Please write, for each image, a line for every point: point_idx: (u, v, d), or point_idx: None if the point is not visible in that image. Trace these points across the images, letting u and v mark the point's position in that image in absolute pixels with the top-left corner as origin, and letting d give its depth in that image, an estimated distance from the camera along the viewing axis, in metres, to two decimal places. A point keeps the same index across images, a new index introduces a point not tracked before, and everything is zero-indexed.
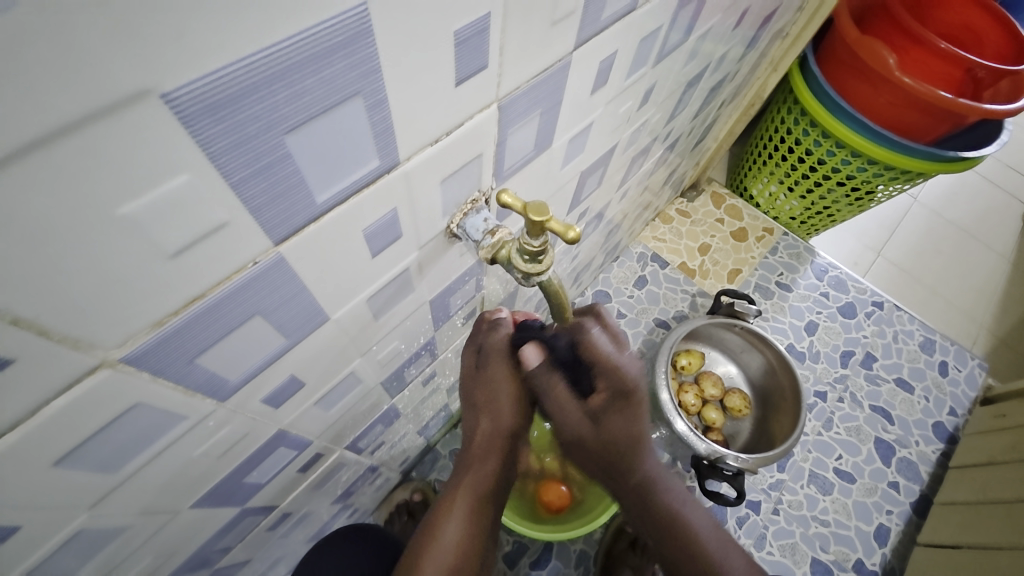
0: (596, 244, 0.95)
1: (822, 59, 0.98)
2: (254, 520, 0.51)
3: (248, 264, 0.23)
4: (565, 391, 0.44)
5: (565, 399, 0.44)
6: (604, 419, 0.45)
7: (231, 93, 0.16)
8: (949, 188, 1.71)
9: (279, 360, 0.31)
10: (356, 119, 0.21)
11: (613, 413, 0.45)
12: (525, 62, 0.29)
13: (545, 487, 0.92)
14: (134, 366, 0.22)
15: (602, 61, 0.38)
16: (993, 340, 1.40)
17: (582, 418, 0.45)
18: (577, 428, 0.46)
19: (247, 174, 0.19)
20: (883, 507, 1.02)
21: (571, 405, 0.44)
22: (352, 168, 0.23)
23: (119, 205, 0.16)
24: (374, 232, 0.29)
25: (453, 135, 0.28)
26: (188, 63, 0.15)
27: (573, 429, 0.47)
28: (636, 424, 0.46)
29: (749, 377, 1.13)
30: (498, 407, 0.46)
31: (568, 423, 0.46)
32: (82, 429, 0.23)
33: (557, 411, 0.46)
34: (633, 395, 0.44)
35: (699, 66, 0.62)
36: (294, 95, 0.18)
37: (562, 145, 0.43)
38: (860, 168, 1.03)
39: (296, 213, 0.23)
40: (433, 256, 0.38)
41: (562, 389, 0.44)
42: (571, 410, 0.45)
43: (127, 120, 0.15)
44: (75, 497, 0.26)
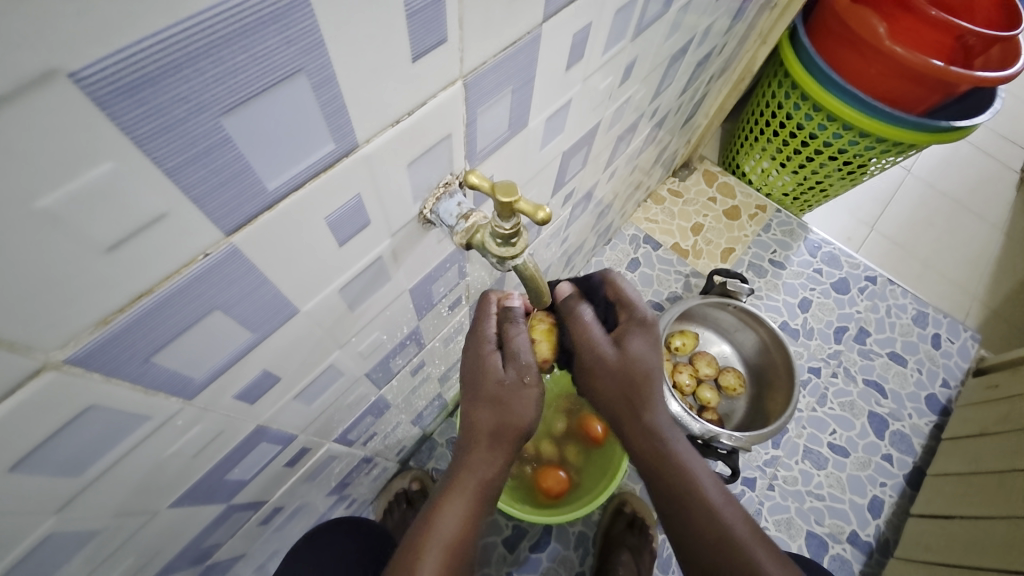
0: (586, 227, 0.93)
1: (811, 30, 0.96)
2: (243, 515, 0.51)
3: (198, 257, 0.22)
4: (591, 318, 0.50)
5: (591, 324, 0.50)
6: (628, 341, 0.49)
7: (150, 71, 0.15)
8: (942, 159, 1.70)
9: (248, 356, 0.30)
10: (302, 99, 0.20)
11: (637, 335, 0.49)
12: (489, 35, 0.28)
13: (542, 474, 0.92)
14: (82, 367, 0.21)
15: (575, 35, 0.36)
16: (986, 311, 1.41)
17: (605, 342, 0.49)
18: (600, 351, 0.49)
19: (182, 160, 0.18)
20: (877, 480, 1.03)
21: (598, 332, 0.49)
22: (303, 151, 0.22)
23: (36, 197, 0.15)
24: (338, 219, 0.28)
25: (416, 115, 0.27)
26: (92, 40, 0.13)
27: (596, 360, 0.49)
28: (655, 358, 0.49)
29: (743, 355, 1.13)
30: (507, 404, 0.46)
31: (593, 354, 0.49)
32: (35, 435, 0.22)
33: (580, 336, 0.50)
34: (652, 323, 0.50)
35: (682, 40, 0.61)
36: (226, 73, 0.17)
37: (540, 125, 0.42)
38: (852, 141, 1.01)
39: (246, 201, 0.22)
40: (409, 243, 0.37)
41: (588, 313, 0.50)
42: (597, 337, 0.49)
43: (33, 106, 0.14)
44: (38, 502, 0.26)
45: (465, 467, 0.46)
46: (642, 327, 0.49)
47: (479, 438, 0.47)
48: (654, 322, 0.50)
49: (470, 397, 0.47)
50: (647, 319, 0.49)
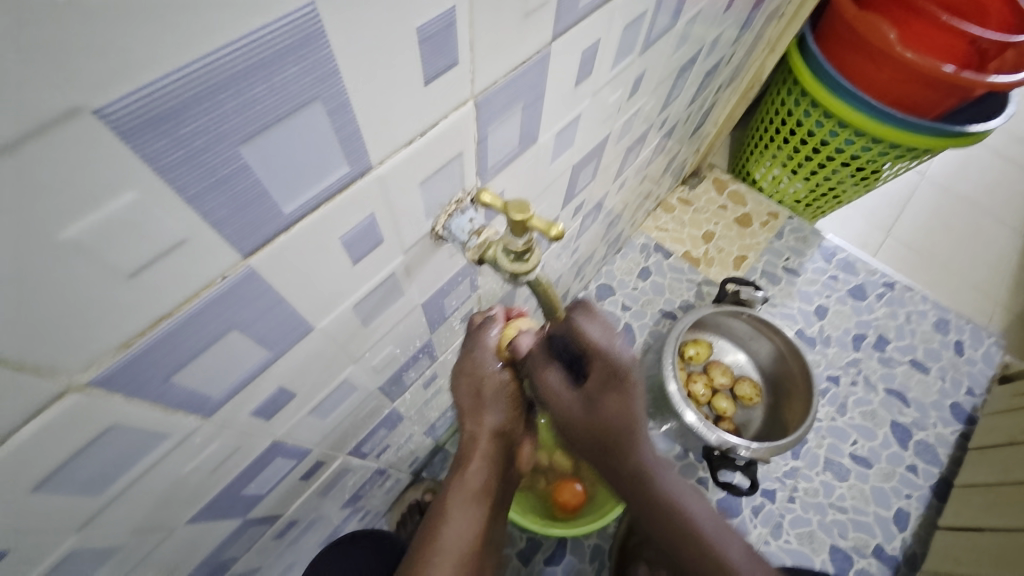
0: (597, 236, 0.93)
1: (821, 37, 0.95)
2: (259, 529, 0.51)
3: (215, 280, 0.22)
4: (559, 380, 0.43)
5: (560, 389, 0.43)
6: (600, 403, 0.42)
7: (172, 106, 0.16)
8: (959, 163, 1.67)
9: (263, 373, 0.31)
10: (318, 125, 0.21)
11: (609, 394, 0.42)
12: (499, 55, 0.28)
13: (558, 487, 0.91)
14: (105, 388, 0.22)
15: (584, 51, 0.37)
16: (1010, 317, 1.37)
17: (572, 398, 0.43)
18: (568, 409, 0.44)
19: (203, 188, 0.18)
20: (902, 492, 1.01)
21: (566, 394, 0.43)
22: (318, 175, 0.23)
23: (63, 228, 0.16)
24: (352, 239, 0.28)
25: (428, 135, 0.27)
26: (119, 78, 0.14)
27: (567, 417, 0.44)
28: (634, 409, 0.43)
29: (759, 364, 1.11)
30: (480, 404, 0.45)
31: (560, 411, 0.44)
32: (60, 454, 0.22)
33: (550, 400, 0.44)
34: (628, 376, 0.42)
35: (690, 51, 0.61)
36: (243, 105, 0.18)
37: (549, 139, 0.42)
38: (866, 146, 1.00)
39: (263, 225, 0.22)
40: (421, 259, 0.38)
41: (554, 376, 0.43)
42: (565, 397, 0.44)
43: (63, 143, 0.14)
44: (61, 520, 0.26)
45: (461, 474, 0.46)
46: (614, 388, 0.42)
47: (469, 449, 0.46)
48: (629, 374, 0.42)
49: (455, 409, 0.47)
50: (619, 374, 0.41)
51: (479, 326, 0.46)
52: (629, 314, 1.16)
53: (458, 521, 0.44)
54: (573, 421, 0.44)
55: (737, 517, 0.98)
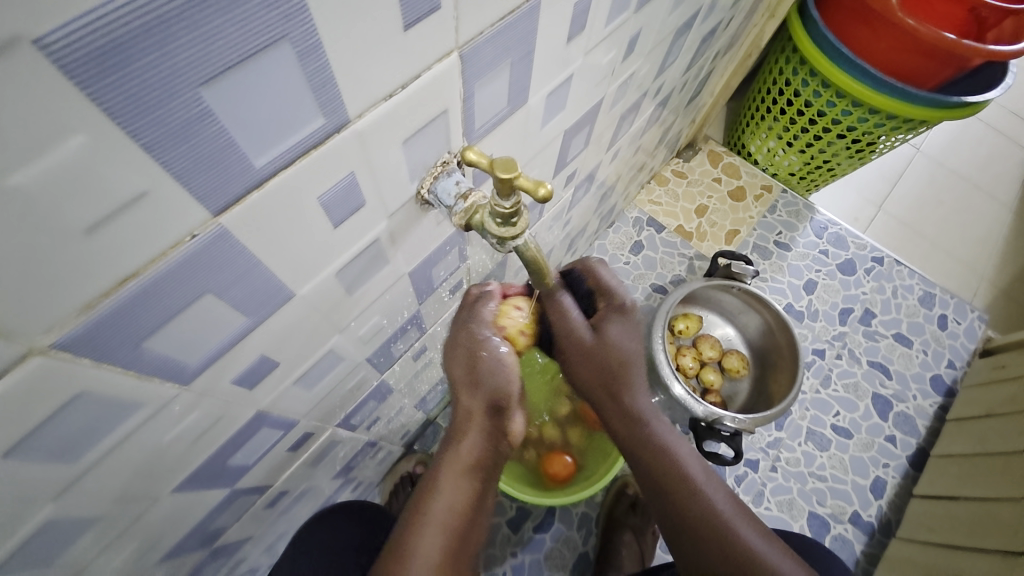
0: (589, 209, 0.92)
1: (822, 2, 0.93)
2: (248, 500, 0.51)
3: (185, 238, 0.21)
4: (572, 305, 0.49)
5: (573, 311, 0.49)
6: (605, 328, 0.49)
7: (120, 38, 0.14)
8: (953, 137, 1.66)
9: (243, 341, 0.30)
10: (288, 70, 0.19)
11: (614, 320, 0.49)
12: (485, 2, 0.26)
13: (549, 459, 0.92)
14: (70, 353, 0.21)
15: (577, 5, 0.35)
16: (994, 292, 1.39)
17: (583, 325, 0.49)
18: (578, 333, 0.49)
19: (162, 135, 0.17)
20: (880, 461, 1.03)
21: (577, 319, 0.49)
22: (290, 127, 0.21)
23: (6, 174, 0.15)
24: (331, 200, 0.27)
25: (411, 88, 0.26)
26: (56, 3, 0.13)
27: (576, 343, 0.50)
28: (634, 339, 0.50)
29: (747, 338, 1.12)
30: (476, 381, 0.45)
31: (571, 336, 0.50)
32: (27, 422, 0.21)
33: (561, 321, 0.49)
34: (630, 309, 0.51)
35: (688, 13, 0.59)
36: (202, 41, 0.16)
37: (540, 102, 0.41)
38: (861, 118, 0.99)
39: (232, 180, 0.21)
40: (406, 225, 0.36)
41: (568, 299, 0.49)
42: (575, 320, 0.49)
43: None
44: (36, 489, 0.25)
45: (449, 450, 0.46)
46: (619, 314, 0.50)
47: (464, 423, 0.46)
48: (632, 308, 0.51)
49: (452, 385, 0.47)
50: (623, 306, 0.50)
51: (476, 300, 0.48)
52: None
53: (447, 494, 0.45)
54: (580, 347, 0.49)
55: None
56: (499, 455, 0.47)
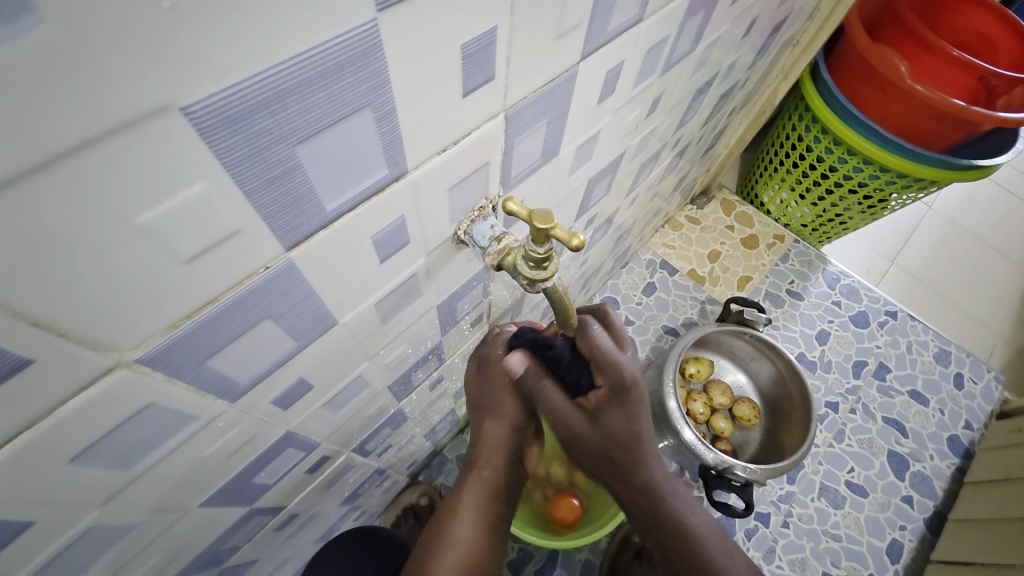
0: (606, 249, 0.95)
1: (833, 67, 0.98)
2: (262, 520, 0.52)
3: (260, 269, 0.23)
4: (559, 397, 0.45)
5: (562, 404, 0.45)
6: (604, 417, 0.44)
7: (244, 107, 0.17)
8: (965, 196, 1.69)
9: (287, 363, 0.32)
10: (365, 130, 0.22)
11: (614, 411, 0.44)
12: (531, 72, 0.29)
13: (556, 502, 0.91)
14: (149, 366, 0.23)
15: (608, 72, 0.38)
16: (1011, 352, 1.37)
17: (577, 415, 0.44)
18: (574, 424, 0.45)
19: (260, 183, 0.20)
20: (896, 523, 1.01)
21: (566, 409, 0.45)
22: (360, 176, 0.24)
23: (137, 213, 0.17)
24: (382, 239, 0.30)
25: (461, 143, 0.29)
26: (203, 80, 0.15)
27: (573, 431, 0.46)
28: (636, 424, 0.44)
29: (758, 386, 1.12)
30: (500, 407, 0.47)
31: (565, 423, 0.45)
32: (97, 428, 0.23)
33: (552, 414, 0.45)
34: (632, 391, 0.43)
35: (708, 74, 0.63)
36: (305, 109, 0.19)
37: (569, 153, 0.44)
38: (873, 175, 1.02)
39: (307, 220, 0.23)
40: (441, 262, 0.39)
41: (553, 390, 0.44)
42: (565, 410, 0.45)
43: (144, 133, 0.15)
44: (88, 493, 0.27)
45: (472, 472, 0.47)
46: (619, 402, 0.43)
47: (483, 450, 0.48)
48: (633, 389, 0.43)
49: (475, 413, 0.49)
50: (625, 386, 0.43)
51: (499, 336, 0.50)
52: (632, 329, 1.17)
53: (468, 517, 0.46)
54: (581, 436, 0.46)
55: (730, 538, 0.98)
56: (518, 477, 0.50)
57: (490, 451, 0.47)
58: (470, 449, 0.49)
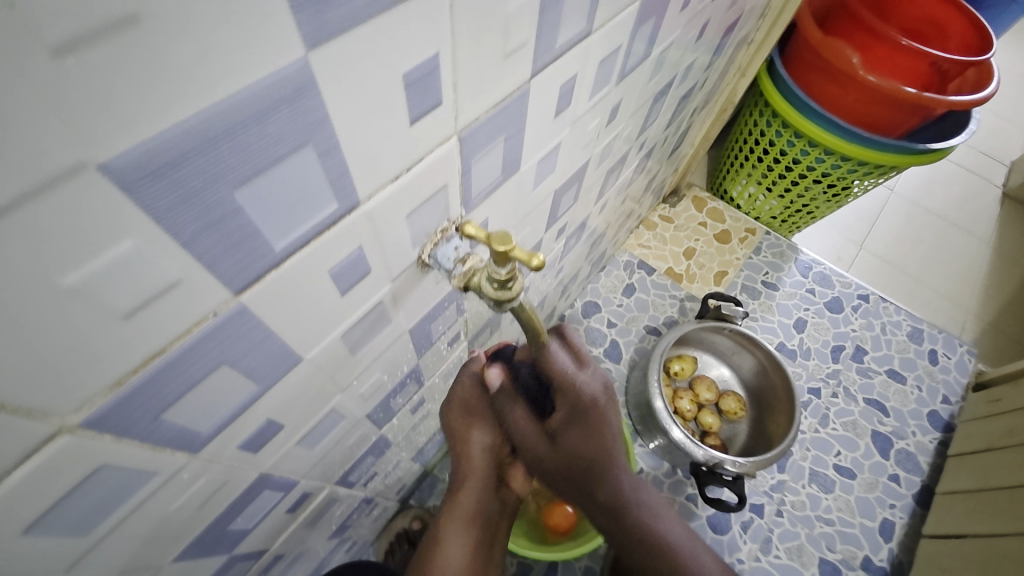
0: (581, 255, 0.95)
1: (789, 61, 1.00)
2: (245, 565, 0.50)
3: (208, 316, 0.22)
4: (524, 414, 0.46)
5: (524, 421, 0.46)
6: (564, 438, 0.45)
7: (170, 157, 0.16)
8: (924, 177, 1.75)
9: (252, 406, 0.31)
10: (309, 167, 0.22)
11: (573, 429, 0.44)
12: (482, 94, 0.29)
13: (550, 509, 0.91)
14: (95, 429, 0.22)
15: (562, 85, 0.38)
16: (980, 325, 1.42)
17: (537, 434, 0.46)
18: (534, 446, 0.46)
19: (198, 231, 0.19)
20: (886, 502, 1.02)
21: (530, 427, 0.46)
22: (309, 212, 0.23)
23: (62, 276, 0.16)
24: (341, 271, 0.29)
25: (415, 169, 0.28)
26: (121, 134, 0.15)
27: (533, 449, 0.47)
28: (599, 439, 0.45)
29: (742, 378, 1.14)
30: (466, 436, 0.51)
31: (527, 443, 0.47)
32: (48, 498, 0.22)
33: (517, 432, 0.47)
34: (590, 411, 0.44)
35: (665, 77, 0.63)
36: (241, 151, 0.18)
37: (532, 167, 0.44)
38: (833, 165, 1.05)
39: (255, 261, 0.23)
40: (408, 287, 0.38)
41: (519, 413, 0.46)
42: (530, 431, 0.46)
43: (61, 195, 0.15)
44: (46, 565, 0.26)
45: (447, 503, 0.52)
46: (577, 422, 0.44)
47: (462, 471, 0.52)
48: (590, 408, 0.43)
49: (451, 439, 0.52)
50: (582, 408, 0.43)
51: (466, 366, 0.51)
52: (614, 331, 1.18)
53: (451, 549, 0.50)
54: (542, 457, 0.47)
55: (727, 533, 0.98)
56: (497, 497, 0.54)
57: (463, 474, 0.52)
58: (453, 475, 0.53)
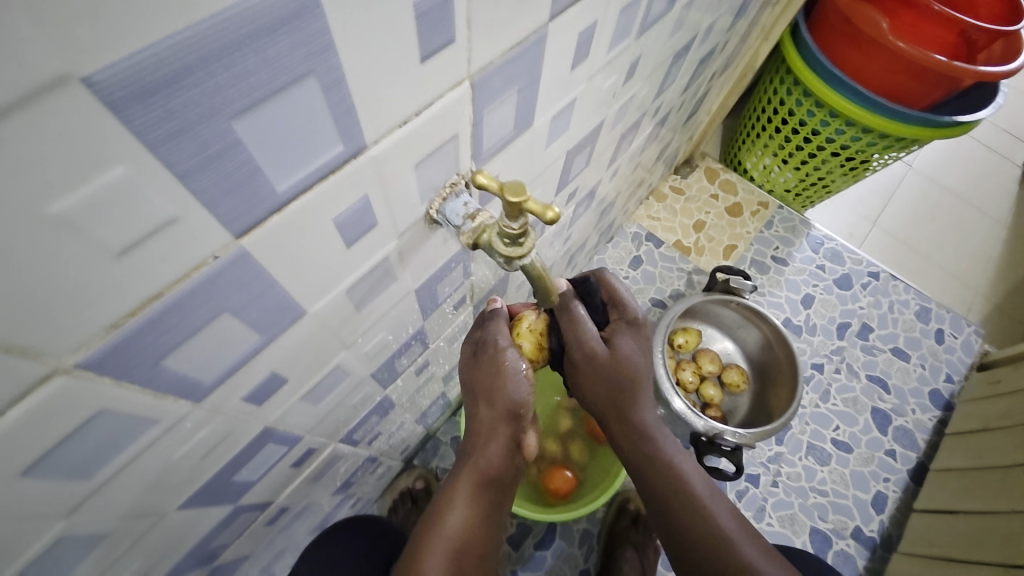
0: (590, 223, 0.93)
1: (814, 25, 0.95)
2: (250, 516, 0.51)
3: (208, 260, 0.22)
4: (584, 315, 0.49)
5: (587, 322, 0.49)
6: (618, 342, 0.50)
7: (161, 76, 0.15)
8: (945, 154, 1.70)
9: (255, 358, 0.30)
10: (312, 102, 0.20)
11: (628, 337, 0.51)
12: (497, 34, 0.27)
13: (550, 474, 0.92)
14: (94, 371, 0.21)
15: (581, 33, 0.36)
16: (990, 307, 1.40)
17: (597, 338, 0.49)
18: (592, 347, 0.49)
19: (194, 165, 0.18)
20: (880, 475, 1.03)
21: (590, 329, 0.49)
22: (311, 153, 0.22)
23: (47, 204, 0.15)
24: (346, 221, 0.28)
25: (425, 114, 0.27)
26: (102, 46, 0.13)
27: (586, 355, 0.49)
28: (641, 360, 0.51)
29: (746, 352, 1.13)
30: (494, 394, 0.46)
31: (583, 345, 0.49)
32: (49, 439, 0.22)
33: (574, 334, 0.49)
34: (643, 325, 0.52)
35: (686, 36, 0.60)
36: (237, 77, 0.17)
37: (544, 124, 0.42)
38: (855, 136, 1.01)
39: (256, 204, 0.22)
40: (415, 244, 0.37)
41: (582, 309, 0.49)
42: (590, 332, 0.49)
43: (42, 111, 0.13)
44: (52, 504, 0.26)
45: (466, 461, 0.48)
46: (634, 330, 0.51)
47: (479, 429, 0.48)
48: (643, 323, 0.51)
49: (470, 395, 0.48)
50: (638, 321, 0.51)
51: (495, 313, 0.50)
52: None
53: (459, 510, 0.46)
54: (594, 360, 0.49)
55: None
56: (516, 463, 0.49)
57: (486, 432, 0.47)
58: (468, 434, 0.49)
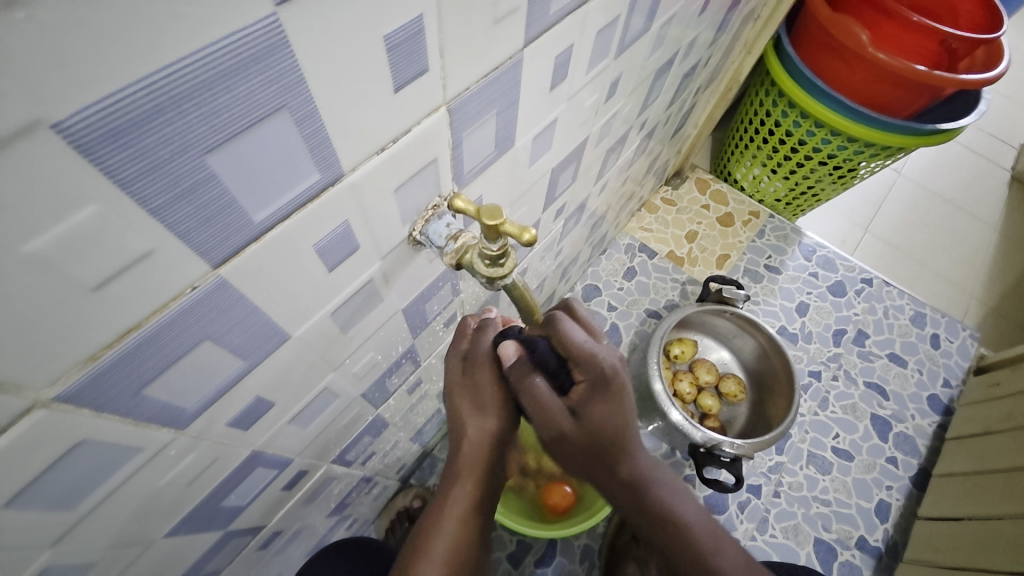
0: (581, 237, 0.94)
1: (796, 40, 0.97)
2: (242, 541, 0.50)
3: (186, 290, 0.22)
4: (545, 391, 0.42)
5: (547, 400, 0.42)
6: (588, 411, 0.43)
7: (132, 117, 0.16)
8: (933, 160, 1.72)
9: (239, 383, 0.31)
10: (286, 134, 0.21)
11: (598, 400, 0.43)
12: (471, 61, 0.28)
13: (547, 490, 0.92)
14: (73, 403, 0.21)
15: (558, 56, 0.37)
16: (985, 310, 1.41)
17: (562, 416, 0.42)
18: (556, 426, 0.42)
19: (167, 199, 0.18)
20: (883, 483, 1.03)
21: (553, 405, 0.42)
22: (287, 183, 0.23)
23: (22, 243, 0.16)
24: (327, 246, 0.28)
25: (401, 141, 0.27)
26: (73, 92, 0.14)
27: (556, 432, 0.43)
28: (621, 414, 0.44)
29: (742, 362, 1.13)
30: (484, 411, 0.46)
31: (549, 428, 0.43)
32: (29, 470, 0.22)
33: (538, 413, 0.42)
34: (614, 382, 0.42)
35: (667, 53, 0.62)
36: (208, 114, 0.18)
37: (526, 144, 0.43)
38: (841, 146, 1.02)
39: (233, 234, 0.22)
40: (399, 265, 0.38)
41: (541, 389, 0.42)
42: (554, 412, 0.42)
43: (17, 155, 0.14)
44: (33, 537, 0.26)
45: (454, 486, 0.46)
46: (602, 393, 0.42)
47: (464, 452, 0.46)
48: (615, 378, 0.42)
49: (454, 414, 0.47)
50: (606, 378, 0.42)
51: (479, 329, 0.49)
52: (614, 314, 1.17)
53: (450, 531, 0.45)
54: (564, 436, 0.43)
55: (723, 513, 0.99)
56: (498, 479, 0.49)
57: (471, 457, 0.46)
58: (449, 456, 0.48)
